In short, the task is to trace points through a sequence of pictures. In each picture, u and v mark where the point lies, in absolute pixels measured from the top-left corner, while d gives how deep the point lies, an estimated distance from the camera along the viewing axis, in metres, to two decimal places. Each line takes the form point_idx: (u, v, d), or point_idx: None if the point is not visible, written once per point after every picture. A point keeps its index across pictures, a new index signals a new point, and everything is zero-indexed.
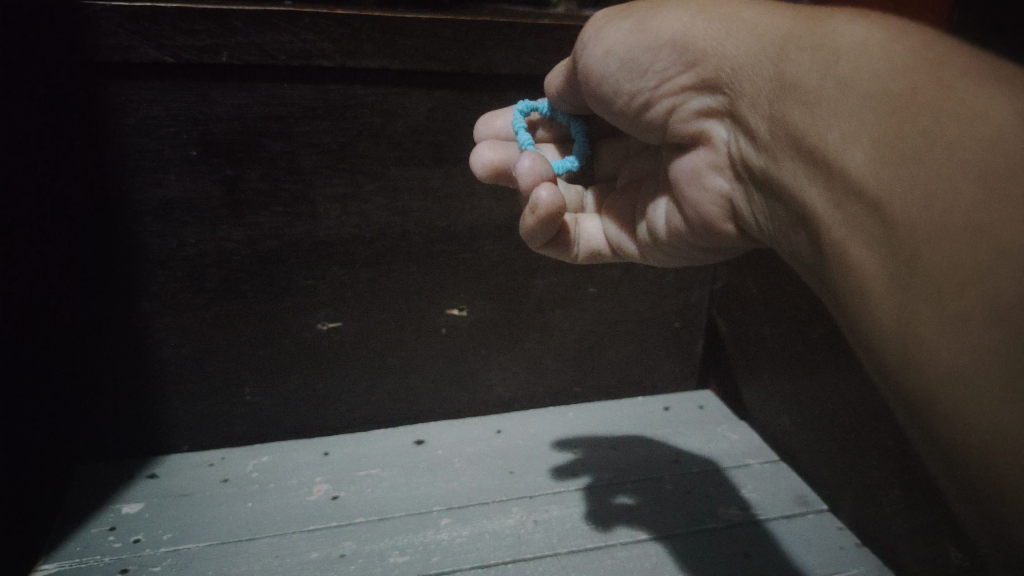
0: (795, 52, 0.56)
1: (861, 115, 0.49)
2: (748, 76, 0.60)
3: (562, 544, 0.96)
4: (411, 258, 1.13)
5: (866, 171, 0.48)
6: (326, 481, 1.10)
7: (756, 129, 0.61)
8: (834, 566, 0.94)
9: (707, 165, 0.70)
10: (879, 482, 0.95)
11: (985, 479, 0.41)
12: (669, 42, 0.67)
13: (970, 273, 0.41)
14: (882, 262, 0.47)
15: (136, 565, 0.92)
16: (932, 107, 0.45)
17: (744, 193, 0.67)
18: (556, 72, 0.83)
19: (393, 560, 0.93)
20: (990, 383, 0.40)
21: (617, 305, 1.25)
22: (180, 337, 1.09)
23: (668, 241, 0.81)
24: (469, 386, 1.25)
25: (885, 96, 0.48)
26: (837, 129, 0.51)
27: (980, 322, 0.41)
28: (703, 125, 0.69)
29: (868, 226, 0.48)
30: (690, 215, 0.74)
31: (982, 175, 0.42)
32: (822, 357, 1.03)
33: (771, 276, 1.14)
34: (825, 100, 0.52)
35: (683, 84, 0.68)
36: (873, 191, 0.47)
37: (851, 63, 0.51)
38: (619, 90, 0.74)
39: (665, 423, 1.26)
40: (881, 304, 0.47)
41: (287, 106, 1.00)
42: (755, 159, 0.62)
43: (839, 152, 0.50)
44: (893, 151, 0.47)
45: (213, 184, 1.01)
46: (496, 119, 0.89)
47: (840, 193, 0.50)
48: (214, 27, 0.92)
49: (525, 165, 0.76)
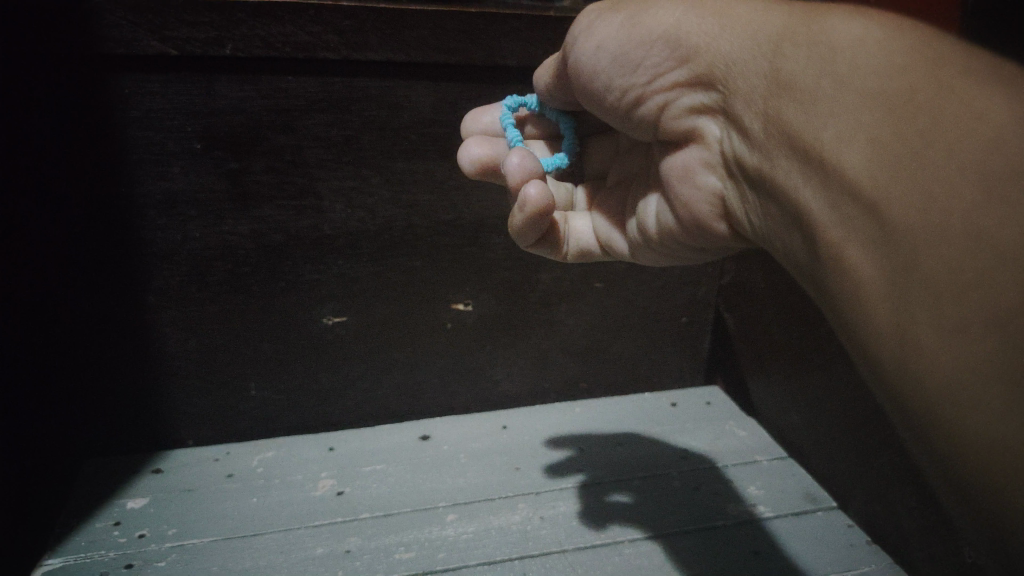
0: (791, 50, 0.54)
1: (858, 114, 0.47)
2: (741, 72, 0.59)
3: (569, 540, 0.95)
4: (416, 252, 1.12)
5: (864, 172, 0.46)
6: (331, 476, 1.09)
7: (751, 127, 0.59)
8: (844, 564, 0.93)
9: (700, 163, 0.69)
10: (890, 479, 0.94)
11: (987, 489, 0.40)
12: (662, 38, 0.66)
13: (970, 280, 0.40)
14: (880, 267, 0.45)
15: (142, 560, 0.92)
16: (933, 106, 0.44)
17: (737, 191, 0.65)
18: (545, 67, 0.82)
19: (397, 557, 0.92)
20: (992, 393, 0.39)
21: (625, 299, 1.24)
22: (187, 330, 1.09)
23: (659, 239, 0.79)
24: (474, 381, 1.24)
25: (883, 94, 0.47)
26: (833, 128, 0.49)
27: (981, 330, 0.40)
28: (695, 122, 0.67)
29: (866, 229, 0.46)
30: (682, 214, 0.73)
31: (983, 177, 0.40)
32: (832, 352, 1.02)
33: (779, 270, 1.13)
34: (822, 99, 0.50)
35: (676, 80, 0.66)
36: (871, 193, 0.46)
37: (850, 61, 0.49)
38: (611, 86, 0.73)
39: (672, 419, 1.25)
40: (879, 311, 0.45)
41: (292, 99, 0.99)
42: (750, 157, 0.60)
43: (836, 152, 0.48)
44: (890, 151, 0.45)
45: (217, 178, 1.01)
46: (484, 115, 0.88)
47: (836, 195, 0.49)
48: (216, 19, 0.91)
49: (513, 164, 0.75)
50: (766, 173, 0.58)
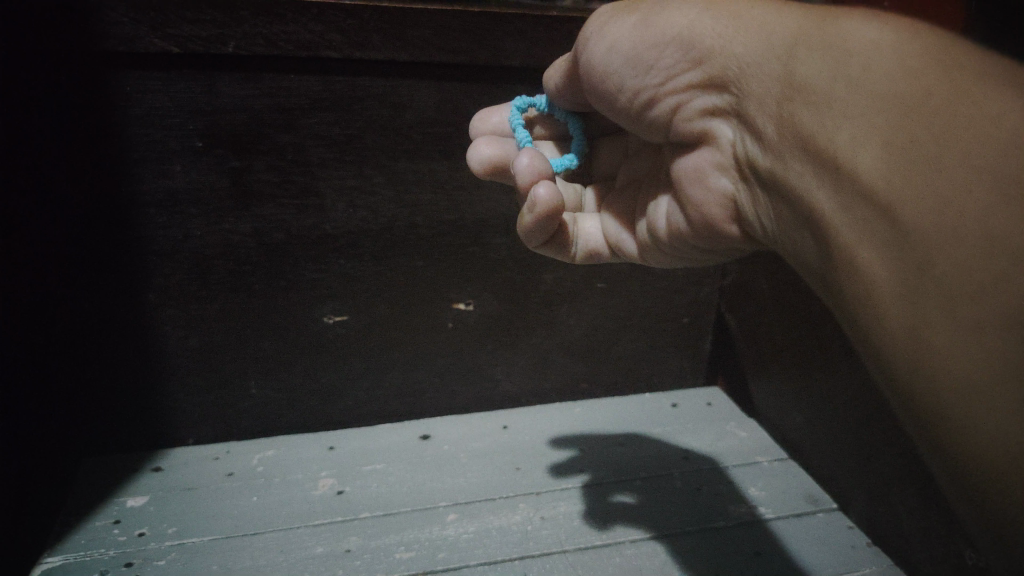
0: (805, 52, 0.54)
1: (871, 117, 0.47)
2: (754, 76, 0.59)
3: (570, 540, 0.95)
4: (419, 251, 1.12)
5: (877, 175, 0.46)
6: (332, 475, 1.09)
7: (764, 129, 0.59)
8: (845, 565, 0.93)
9: (711, 166, 0.69)
10: (892, 480, 0.94)
11: (995, 493, 0.40)
12: (675, 40, 0.66)
13: (984, 284, 0.40)
14: (892, 270, 0.45)
15: (142, 559, 0.92)
16: (947, 109, 0.43)
17: (749, 194, 0.65)
18: (556, 68, 0.82)
19: (398, 556, 0.92)
20: (1004, 397, 0.39)
21: (627, 299, 1.24)
22: (188, 328, 1.08)
23: (668, 241, 0.79)
24: (476, 381, 1.24)
25: (895, 96, 0.47)
26: (847, 131, 0.49)
27: (995, 334, 0.40)
28: (707, 124, 0.67)
29: (878, 231, 0.46)
30: (692, 216, 0.73)
31: (998, 181, 0.40)
32: (834, 354, 1.02)
33: (782, 271, 1.13)
34: (836, 101, 0.50)
35: (689, 82, 0.66)
36: (884, 196, 0.46)
37: (864, 63, 0.49)
38: (622, 87, 0.73)
39: (673, 420, 1.25)
40: (892, 313, 0.46)
41: (294, 98, 0.99)
42: (762, 160, 0.60)
43: (849, 155, 0.49)
44: (904, 155, 0.45)
45: (218, 176, 1.01)
46: (492, 115, 0.88)
47: (849, 197, 0.49)
48: (219, 17, 0.91)
49: (523, 164, 0.74)
50: (780, 171, 0.58)
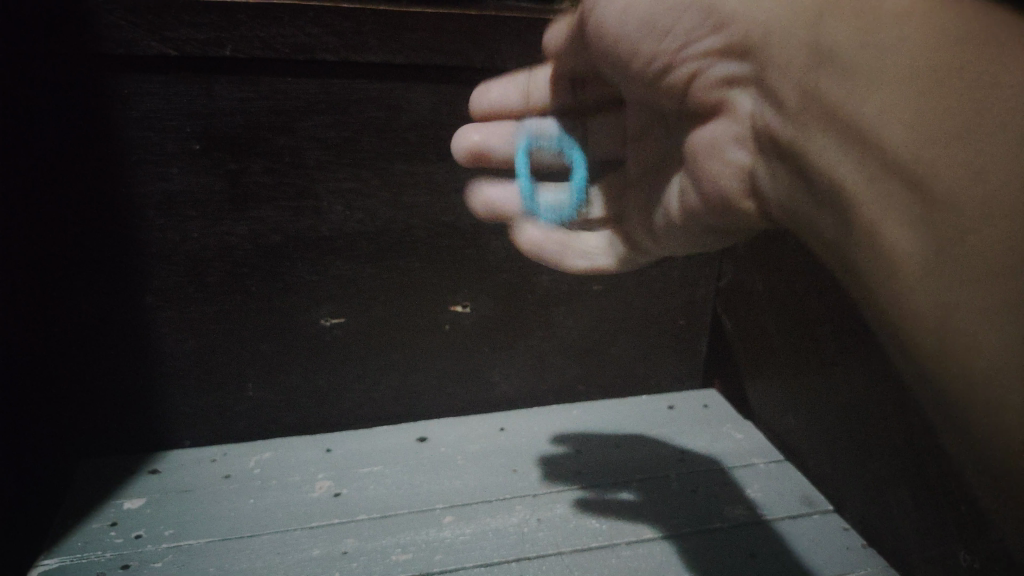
0: (832, 20, 0.54)
1: (901, 86, 0.49)
2: (779, 44, 0.59)
3: (566, 542, 0.95)
4: (416, 253, 1.13)
5: (907, 145, 0.48)
6: (329, 477, 1.09)
7: (787, 99, 0.59)
8: (840, 566, 0.93)
9: (730, 138, 0.68)
10: (887, 481, 0.94)
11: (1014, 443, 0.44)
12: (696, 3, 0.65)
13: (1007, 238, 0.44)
14: (919, 235, 0.48)
15: (138, 561, 0.92)
16: (973, 75, 0.46)
17: (767, 167, 0.65)
18: (556, 28, 0.85)
19: (394, 558, 0.92)
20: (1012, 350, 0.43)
21: (623, 301, 1.24)
22: (184, 331, 1.09)
23: (682, 219, 0.80)
24: (472, 384, 1.24)
25: (920, 65, 0.48)
26: (875, 101, 0.50)
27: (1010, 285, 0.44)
28: (726, 93, 0.67)
29: (906, 196, 0.49)
30: (710, 191, 0.72)
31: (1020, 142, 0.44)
32: (830, 355, 1.02)
33: (778, 272, 1.13)
34: (863, 70, 0.51)
35: (709, 47, 0.65)
36: (914, 165, 0.48)
37: (890, 33, 0.50)
38: (639, 53, 0.72)
39: (670, 421, 1.25)
40: (916, 278, 0.48)
41: (291, 100, 0.99)
42: (783, 132, 0.61)
43: (879, 125, 0.50)
44: (933, 122, 0.47)
45: (214, 178, 1.01)
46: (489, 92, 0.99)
47: (876, 167, 0.50)
48: (217, 20, 0.91)
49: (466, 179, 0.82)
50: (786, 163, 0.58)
